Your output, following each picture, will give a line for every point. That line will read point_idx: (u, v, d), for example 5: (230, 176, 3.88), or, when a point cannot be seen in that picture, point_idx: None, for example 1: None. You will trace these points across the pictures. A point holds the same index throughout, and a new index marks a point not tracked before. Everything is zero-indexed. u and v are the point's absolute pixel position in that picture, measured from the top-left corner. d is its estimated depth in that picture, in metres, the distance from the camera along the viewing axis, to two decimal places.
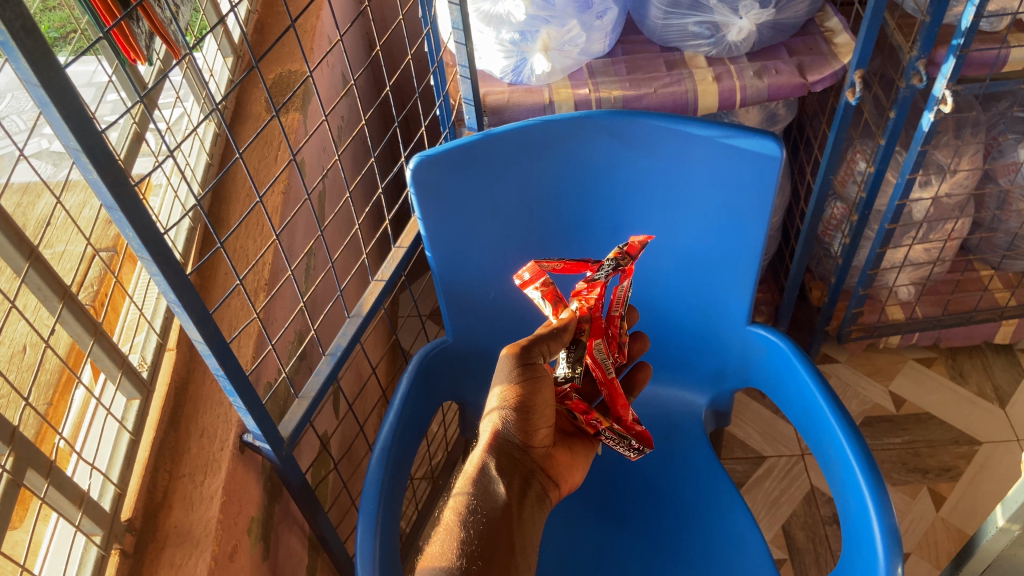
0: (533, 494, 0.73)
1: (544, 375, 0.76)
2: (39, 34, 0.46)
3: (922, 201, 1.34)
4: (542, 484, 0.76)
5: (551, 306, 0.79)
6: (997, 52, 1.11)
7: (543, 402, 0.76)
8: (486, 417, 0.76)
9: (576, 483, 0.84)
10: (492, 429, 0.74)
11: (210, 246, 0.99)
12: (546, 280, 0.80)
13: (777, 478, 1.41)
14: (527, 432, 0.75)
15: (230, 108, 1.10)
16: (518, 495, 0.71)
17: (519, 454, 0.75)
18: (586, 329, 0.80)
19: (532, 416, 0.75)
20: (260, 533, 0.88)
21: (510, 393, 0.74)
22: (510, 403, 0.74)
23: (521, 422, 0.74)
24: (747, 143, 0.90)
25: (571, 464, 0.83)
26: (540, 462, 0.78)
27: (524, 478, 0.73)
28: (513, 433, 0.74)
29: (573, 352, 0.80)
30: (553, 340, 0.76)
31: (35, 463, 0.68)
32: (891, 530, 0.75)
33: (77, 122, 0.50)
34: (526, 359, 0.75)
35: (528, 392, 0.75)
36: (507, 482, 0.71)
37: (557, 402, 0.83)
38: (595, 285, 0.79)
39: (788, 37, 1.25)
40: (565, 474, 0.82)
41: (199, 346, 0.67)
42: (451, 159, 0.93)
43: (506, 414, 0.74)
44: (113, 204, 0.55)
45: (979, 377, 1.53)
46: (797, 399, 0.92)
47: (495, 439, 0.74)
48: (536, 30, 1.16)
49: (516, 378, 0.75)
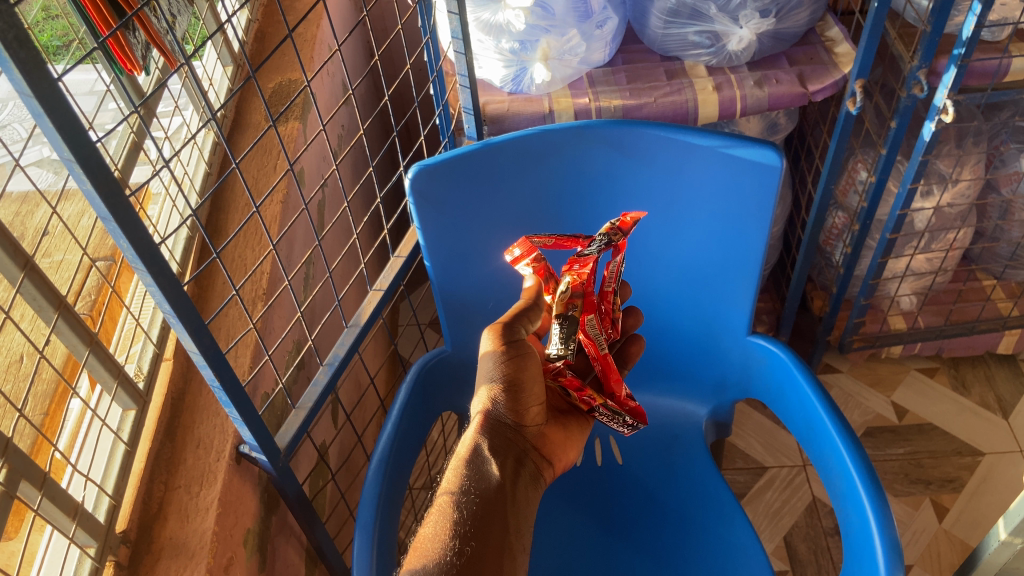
0: (527, 474, 0.73)
1: (529, 350, 0.75)
2: (31, 45, 0.46)
3: (924, 211, 1.34)
4: (535, 464, 0.75)
5: (540, 282, 0.80)
6: (998, 62, 1.10)
7: (531, 378, 0.75)
8: (476, 398, 0.75)
9: (572, 461, 0.83)
10: (483, 409, 0.74)
11: (207, 256, 0.99)
12: (537, 256, 0.80)
13: (778, 489, 1.40)
14: (519, 411, 0.75)
15: (229, 117, 1.11)
16: (512, 475, 0.71)
17: (513, 433, 0.74)
18: (576, 305, 0.77)
19: (522, 393, 0.74)
20: (256, 545, 0.88)
21: (496, 369, 0.73)
22: (498, 380, 0.73)
23: (512, 401, 0.74)
24: (747, 152, 0.89)
25: (564, 443, 0.82)
26: (533, 441, 0.77)
27: (518, 458, 0.74)
28: (504, 412, 0.74)
29: (563, 329, 0.76)
30: (527, 320, 0.77)
31: (29, 475, 0.67)
32: (893, 543, 0.74)
33: (70, 133, 0.49)
34: (508, 335, 0.74)
35: (515, 369, 0.74)
36: (501, 462, 0.71)
37: (551, 379, 0.79)
38: (586, 261, 0.77)
39: (789, 46, 1.25)
40: (559, 452, 0.80)
41: (194, 356, 0.67)
42: (449, 168, 0.92)
43: (496, 394, 0.73)
44: (108, 215, 0.54)
45: (982, 388, 1.52)
46: (798, 410, 0.91)
47: (485, 419, 0.73)
48: (536, 40, 1.15)
49: (500, 354, 0.74)
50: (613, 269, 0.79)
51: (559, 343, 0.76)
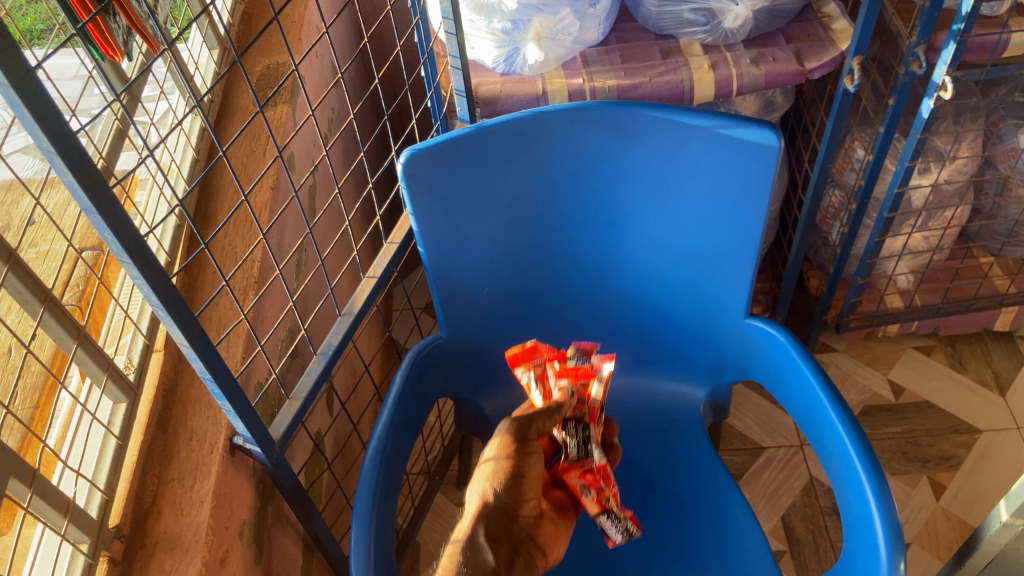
0: (522, 563, 0.69)
1: (536, 451, 0.77)
2: (6, 32, 0.44)
3: (921, 188, 1.33)
4: (530, 554, 0.71)
5: (540, 388, 0.87)
6: (998, 37, 1.08)
7: (534, 475, 0.75)
8: (475, 489, 0.74)
9: (559, 557, 0.79)
10: (481, 497, 0.72)
11: (196, 246, 0.97)
12: (537, 363, 0.89)
13: (776, 469, 1.40)
14: (518, 501, 0.73)
15: (217, 102, 1.08)
16: (508, 564, 0.67)
17: (509, 520, 0.71)
18: (583, 412, 0.85)
19: (523, 484, 0.74)
20: (252, 536, 0.87)
21: (503, 462, 0.75)
22: (502, 473, 0.74)
23: (512, 491, 0.73)
24: (744, 132, 0.88)
25: (555, 536, 0.78)
26: (528, 532, 0.74)
27: (514, 547, 0.69)
28: (503, 500, 0.72)
29: (576, 429, 0.83)
30: (548, 417, 0.80)
31: (18, 473, 0.66)
32: (893, 525, 0.74)
33: (50, 124, 0.48)
34: (523, 433, 0.77)
35: (521, 463, 0.75)
36: (497, 550, 0.67)
37: (576, 477, 0.81)
38: (580, 369, 0.86)
39: (785, 23, 1.23)
40: (552, 544, 0.77)
41: (184, 349, 0.66)
42: (443, 153, 0.90)
43: (496, 486, 0.73)
44: (91, 207, 0.53)
45: (979, 365, 1.53)
46: (797, 393, 0.91)
47: (483, 508, 0.71)
48: (528, 19, 1.13)
49: (510, 448, 0.76)
50: (602, 382, 0.86)
51: (580, 441, 0.82)
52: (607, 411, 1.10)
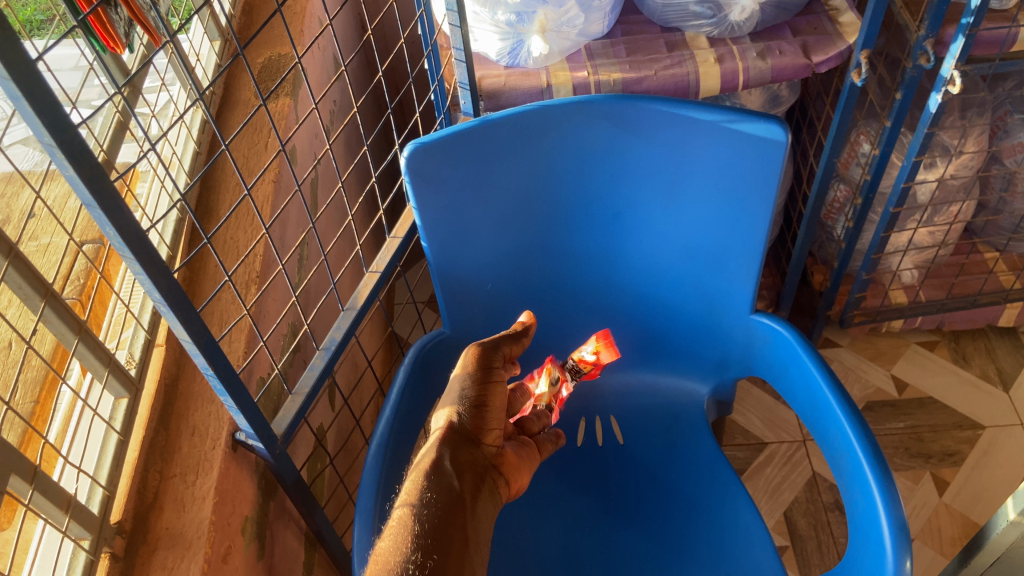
0: (486, 489, 0.72)
1: (498, 379, 0.81)
2: (6, 24, 0.44)
3: (927, 183, 1.32)
4: (494, 481, 0.74)
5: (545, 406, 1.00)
6: (1007, 31, 1.07)
7: (496, 403, 0.80)
8: (439, 416, 0.78)
9: (524, 485, 0.81)
10: (445, 422, 0.76)
11: (197, 242, 0.96)
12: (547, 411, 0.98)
13: (778, 465, 1.40)
14: (480, 427, 0.77)
15: (218, 94, 1.07)
16: (472, 488, 0.70)
17: (472, 446, 0.75)
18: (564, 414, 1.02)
19: (487, 413, 0.78)
20: (254, 532, 0.87)
21: (468, 389, 0.79)
22: (466, 400, 0.78)
23: (474, 417, 0.77)
24: (751, 127, 0.87)
25: (521, 465, 0.81)
26: (492, 459, 0.77)
27: (478, 473, 0.73)
28: (466, 424, 0.76)
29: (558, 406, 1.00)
30: (513, 345, 0.86)
31: (19, 469, 0.66)
32: (900, 523, 0.74)
33: (51, 117, 0.47)
34: (488, 362, 0.82)
35: (484, 391, 0.79)
36: (462, 474, 0.71)
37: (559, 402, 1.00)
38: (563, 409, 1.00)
39: (792, 16, 1.21)
40: (516, 474, 0.79)
41: (186, 344, 0.65)
42: (446, 147, 0.89)
43: (459, 412, 0.77)
44: (92, 201, 0.52)
45: (983, 360, 1.52)
46: (802, 389, 0.90)
47: (447, 431, 0.75)
48: (533, 11, 1.12)
49: (473, 375, 0.80)
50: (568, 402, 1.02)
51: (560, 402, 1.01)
52: (610, 406, 1.10)
